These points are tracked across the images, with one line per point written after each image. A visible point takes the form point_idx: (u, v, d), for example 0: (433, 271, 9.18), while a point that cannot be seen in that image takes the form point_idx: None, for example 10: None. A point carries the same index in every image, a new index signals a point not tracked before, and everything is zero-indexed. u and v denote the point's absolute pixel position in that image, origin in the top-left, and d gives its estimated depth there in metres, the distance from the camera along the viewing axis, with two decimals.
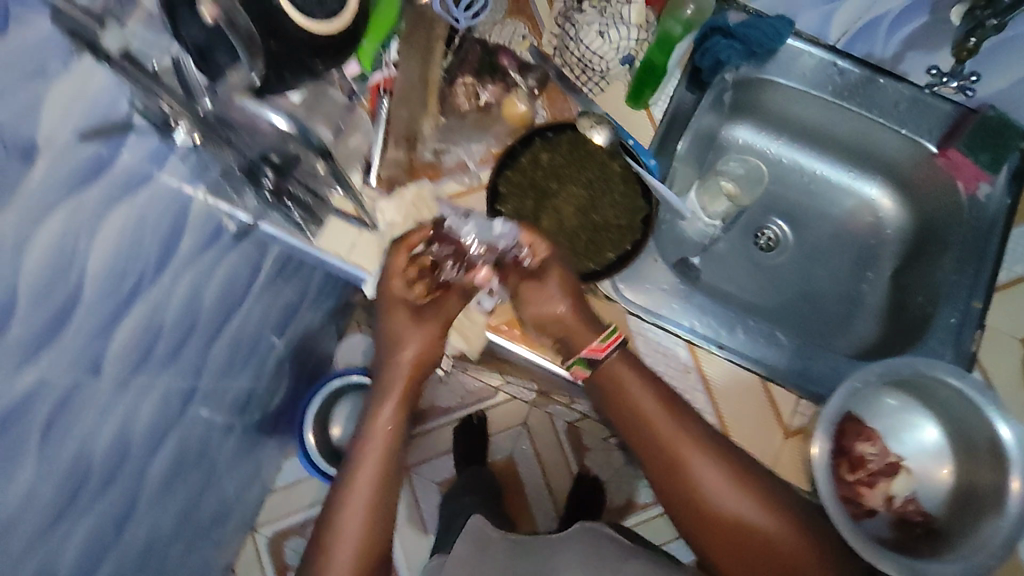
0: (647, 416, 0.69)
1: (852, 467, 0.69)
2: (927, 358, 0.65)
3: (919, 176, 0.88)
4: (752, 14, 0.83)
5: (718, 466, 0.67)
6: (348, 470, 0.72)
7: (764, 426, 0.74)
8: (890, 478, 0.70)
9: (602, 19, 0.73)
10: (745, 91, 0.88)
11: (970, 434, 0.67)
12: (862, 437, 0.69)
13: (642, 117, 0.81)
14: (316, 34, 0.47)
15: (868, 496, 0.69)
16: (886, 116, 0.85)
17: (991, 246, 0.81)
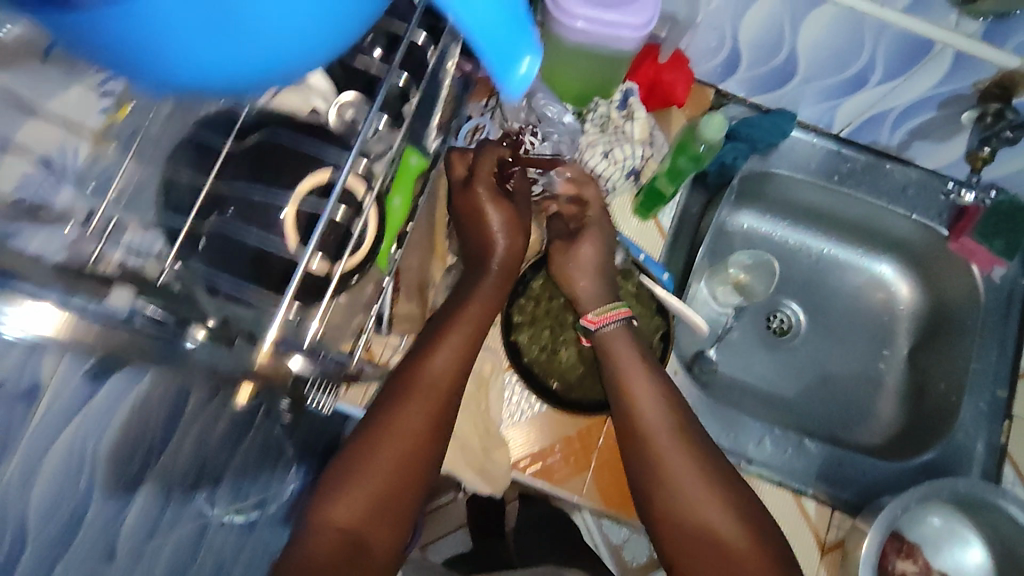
0: (630, 403, 0.66)
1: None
2: (968, 478, 0.64)
3: (930, 255, 0.87)
4: (756, 111, 0.84)
5: (689, 462, 0.63)
6: (389, 392, 0.59)
7: (800, 542, 0.73)
8: None
9: (605, 138, 0.74)
10: (749, 185, 0.87)
11: (1013, 550, 0.66)
12: (903, 553, 0.68)
13: (652, 228, 0.79)
14: (348, 268, 0.42)
15: None
16: (898, 205, 0.84)
17: (1009, 332, 0.80)
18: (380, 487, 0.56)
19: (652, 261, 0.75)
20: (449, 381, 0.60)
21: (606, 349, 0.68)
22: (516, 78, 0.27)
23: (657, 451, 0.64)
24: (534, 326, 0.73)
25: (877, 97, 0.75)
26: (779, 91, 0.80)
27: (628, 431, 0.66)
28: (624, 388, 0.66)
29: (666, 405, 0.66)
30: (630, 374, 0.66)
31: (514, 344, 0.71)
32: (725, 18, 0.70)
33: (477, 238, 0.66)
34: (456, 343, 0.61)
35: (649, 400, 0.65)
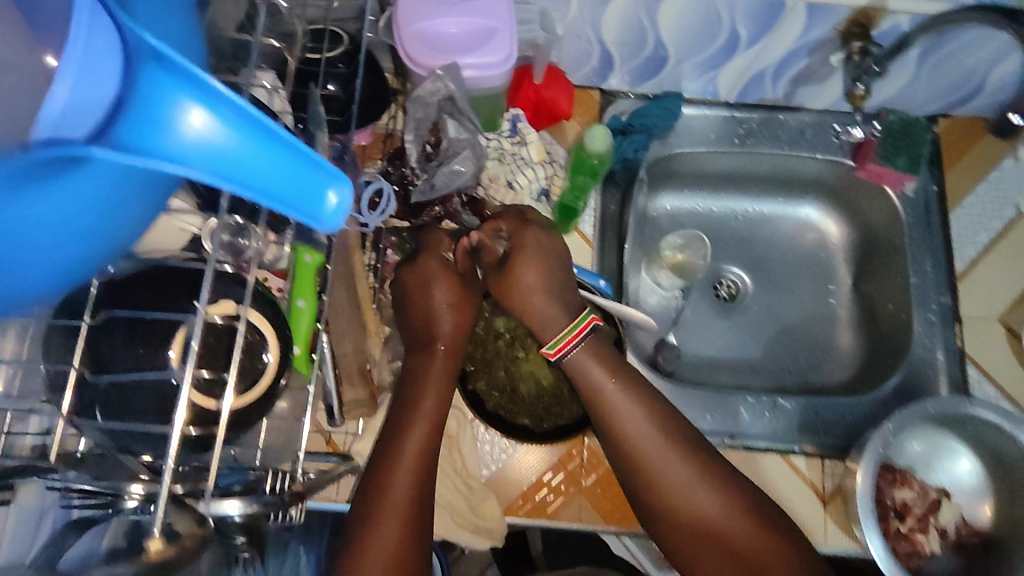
0: (615, 425, 0.64)
1: (898, 515, 0.67)
2: (933, 394, 0.65)
3: (845, 186, 0.89)
4: (646, 99, 0.86)
5: (685, 467, 0.63)
6: (375, 480, 0.58)
7: (805, 500, 0.72)
8: (935, 511, 0.68)
9: (506, 168, 0.75)
10: (657, 169, 0.88)
11: (996, 451, 0.66)
12: (897, 482, 0.68)
13: (578, 239, 0.82)
14: (243, 404, 0.41)
15: (925, 542, 0.67)
16: (801, 149, 0.86)
17: (937, 239, 0.81)
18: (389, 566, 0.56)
19: (589, 272, 0.77)
20: (424, 463, 0.60)
21: (579, 371, 0.64)
22: (330, 213, 0.28)
23: (649, 460, 0.63)
24: (487, 370, 0.72)
25: (749, 61, 0.78)
26: (658, 77, 0.83)
27: (617, 446, 0.64)
28: (602, 407, 0.64)
29: (649, 415, 0.64)
30: (608, 392, 0.64)
31: (473, 392, 0.71)
32: (586, 23, 0.72)
33: (426, 311, 0.66)
34: (433, 402, 0.62)
35: (633, 414, 0.63)
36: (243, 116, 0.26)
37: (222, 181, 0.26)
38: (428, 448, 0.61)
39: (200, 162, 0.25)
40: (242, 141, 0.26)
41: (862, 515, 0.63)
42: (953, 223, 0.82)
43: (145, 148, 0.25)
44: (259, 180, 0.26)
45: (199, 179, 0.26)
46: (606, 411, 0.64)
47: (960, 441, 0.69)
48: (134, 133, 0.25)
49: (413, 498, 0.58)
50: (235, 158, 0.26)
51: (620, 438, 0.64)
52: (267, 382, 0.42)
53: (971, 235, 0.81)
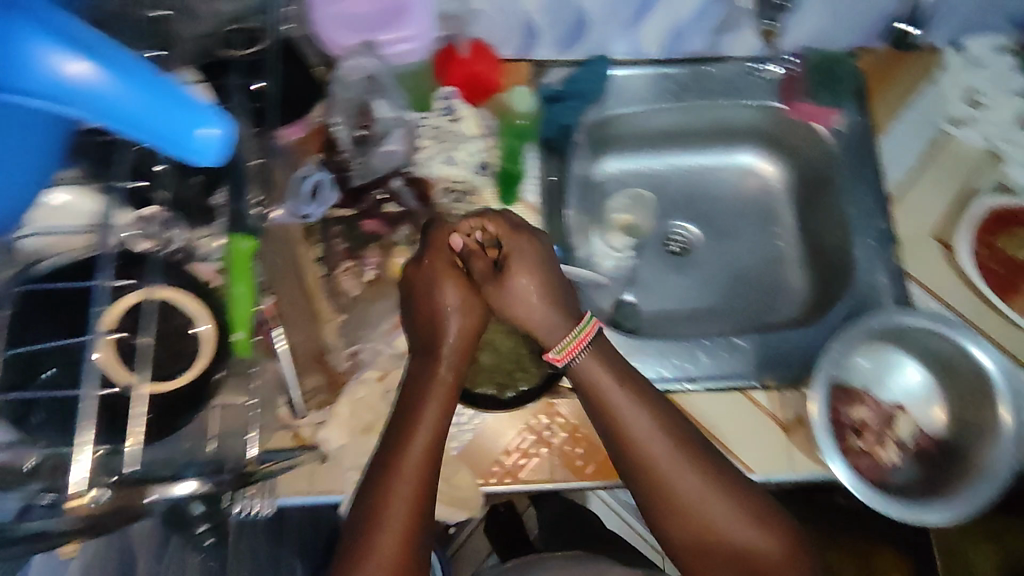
0: (625, 435, 0.63)
1: (855, 431, 0.69)
2: (871, 309, 0.68)
3: (779, 129, 0.90)
4: (573, 65, 0.85)
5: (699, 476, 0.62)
6: (371, 493, 0.59)
7: (762, 431, 0.72)
8: (891, 426, 0.71)
9: (442, 147, 0.76)
10: (596, 133, 0.89)
11: (936, 356, 0.69)
12: (851, 401, 0.71)
13: (522, 210, 0.80)
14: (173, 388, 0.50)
15: (883, 454, 0.69)
16: (733, 97, 0.87)
17: (869, 166, 0.83)
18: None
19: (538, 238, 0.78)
20: (421, 485, 0.60)
21: (583, 378, 0.65)
22: (207, 146, 0.36)
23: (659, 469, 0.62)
24: None
25: (668, 11, 0.81)
26: (584, 40, 0.84)
27: (622, 454, 0.63)
28: (611, 416, 0.64)
29: (659, 424, 0.63)
30: (617, 401, 0.64)
31: None
32: None
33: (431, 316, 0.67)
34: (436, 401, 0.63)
35: (642, 425, 0.63)
36: (134, 70, 0.33)
37: (110, 119, 0.34)
38: (426, 470, 0.60)
39: (87, 102, 0.33)
40: (126, 87, 0.33)
41: (822, 437, 0.65)
42: (881, 150, 0.84)
43: (21, 84, 0.33)
44: (138, 118, 0.34)
45: (90, 117, 0.34)
46: (615, 420, 0.64)
47: (905, 353, 0.72)
48: (28, 79, 0.32)
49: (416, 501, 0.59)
50: (118, 102, 0.33)
51: (630, 449, 0.63)
52: (195, 373, 0.51)
53: (900, 158, 0.83)
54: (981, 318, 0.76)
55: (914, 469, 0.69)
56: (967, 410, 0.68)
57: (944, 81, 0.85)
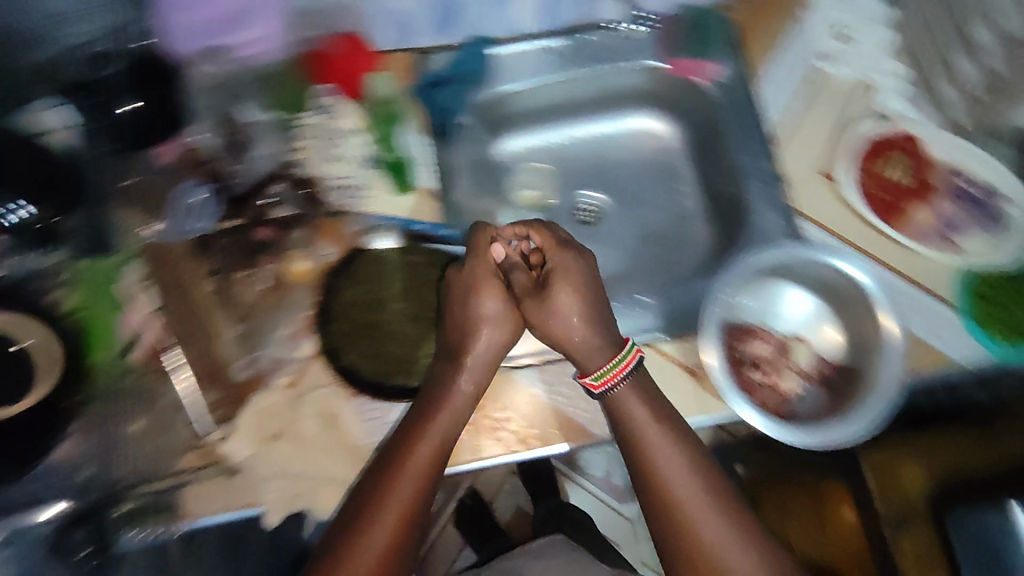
0: (654, 469, 0.64)
1: (756, 366, 0.72)
2: (752, 247, 0.72)
3: (665, 87, 0.91)
4: (453, 49, 0.84)
5: (724, 530, 0.62)
6: (362, 501, 0.63)
7: (679, 381, 0.71)
8: (790, 356, 0.73)
9: (324, 144, 0.76)
10: (490, 116, 0.88)
11: (823, 285, 0.72)
12: (750, 339, 0.73)
13: (419, 197, 0.78)
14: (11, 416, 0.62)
15: (783, 383, 0.71)
16: (614, 61, 0.88)
17: (750, 110, 0.85)
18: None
19: (436, 223, 0.77)
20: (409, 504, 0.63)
21: (617, 409, 0.66)
22: None
23: (684, 505, 0.63)
24: (355, 342, 0.72)
25: None
26: (460, 24, 0.83)
27: (644, 479, 0.65)
28: (641, 452, 0.65)
29: (696, 470, 0.64)
30: (650, 435, 0.65)
31: (344, 364, 0.71)
32: None
33: (464, 328, 0.71)
34: (442, 421, 0.65)
35: (678, 467, 0.64)
36: None
37: None
38: (417, 494, 0.63)
39: None
40: None
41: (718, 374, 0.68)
42: (760, 93, 0.86)
43: None
44: None
45: None
46: (645, 453, 0.65)
47: (791, 283, 0.74)
48: None
49: (396, 528, 0.62)
50: None
51: (658, 483, 0.64)
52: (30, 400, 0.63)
53: (779, 101, 0.85)
54: (873, 243, 0.79)
55: (818, 396, 0.71)
56: (859, 332, 0.70)
57: (811, 21, 0.87)
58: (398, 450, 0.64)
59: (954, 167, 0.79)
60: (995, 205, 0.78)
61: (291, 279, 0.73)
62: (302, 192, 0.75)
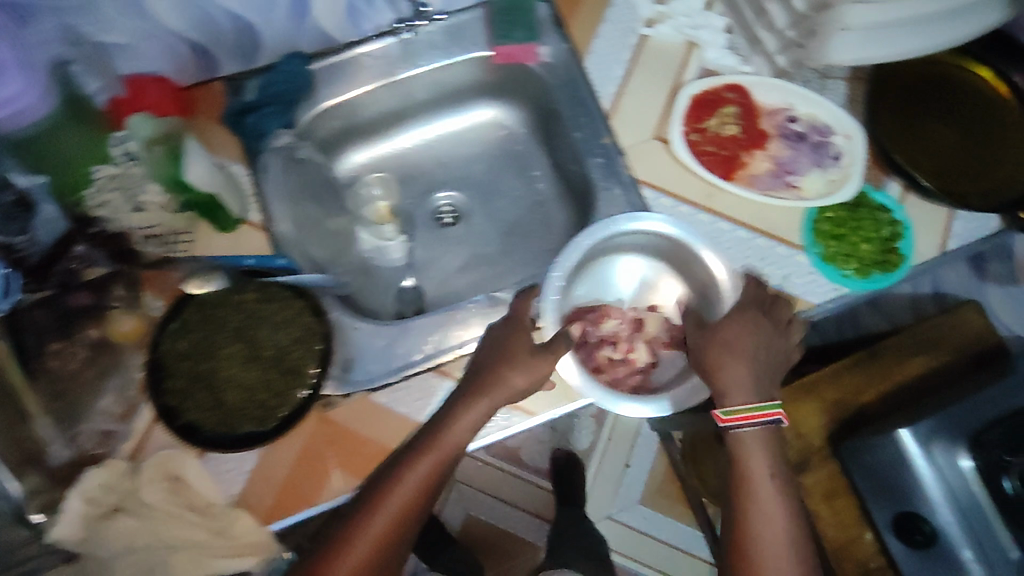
0: (749, 496, 0.63)
1: (607, 342, 0.74)
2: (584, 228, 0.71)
3: (501, 75, 0.87)
4: (262, 70, 0.78)
5: (779, 531, 0.62)
6: (368, 497, 0.64)
7: None
8: (642, 329, 0.76)
9: (125, 194, 0.70)
10: (318, 134, 0.83)
11: (660, 248, 0.74)
12: (598, 317, 0.75)
13: (248, 231, 0.76)
14: None
15: (636, 357, 0.74)
16: (438, 58, 0.83)
17: (581, 88, 0.81)
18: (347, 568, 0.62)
19: (265, 255, 0.75)
20: (403, 509, 0.64)
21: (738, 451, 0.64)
22: None
23: (750, 498, 0.63)
24: (193, 395, 0.68)
25: None
26: (262, 43, 0.78)
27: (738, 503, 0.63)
28: (750, 491, 0.63)
29: (788, 506, 0.63)
30: (762, 481, 0.63)
31: (185, 422, 0.67)
32: (135, 18, 0.69)
33: (493, 370, 0.67)
34: (454, 441, 0.65)
35: (775, 504, 0.63)
36: None
37: None
38: (416, 497, 0.64)
39: None
40: None
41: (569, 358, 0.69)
42: (589, 69, 0.83)
43: None
44: None
45: None
46: (750, 489, 0.63)
47: (629, 255, 0.77)
48: None
49: (383, 540, 0.63)
50: None
51: (745, 511, 0.63)
52: None
53: (607, 73, 0.83)
54: (720, 200, 0.77)
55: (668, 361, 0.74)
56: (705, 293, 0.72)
57: None
58: (409, 453, 0.66)
59: (784, 110, 0.79)
60: (828, 144, 0.77)
61: (115, 342, 0.70)
62: (111, 250, 0.71)
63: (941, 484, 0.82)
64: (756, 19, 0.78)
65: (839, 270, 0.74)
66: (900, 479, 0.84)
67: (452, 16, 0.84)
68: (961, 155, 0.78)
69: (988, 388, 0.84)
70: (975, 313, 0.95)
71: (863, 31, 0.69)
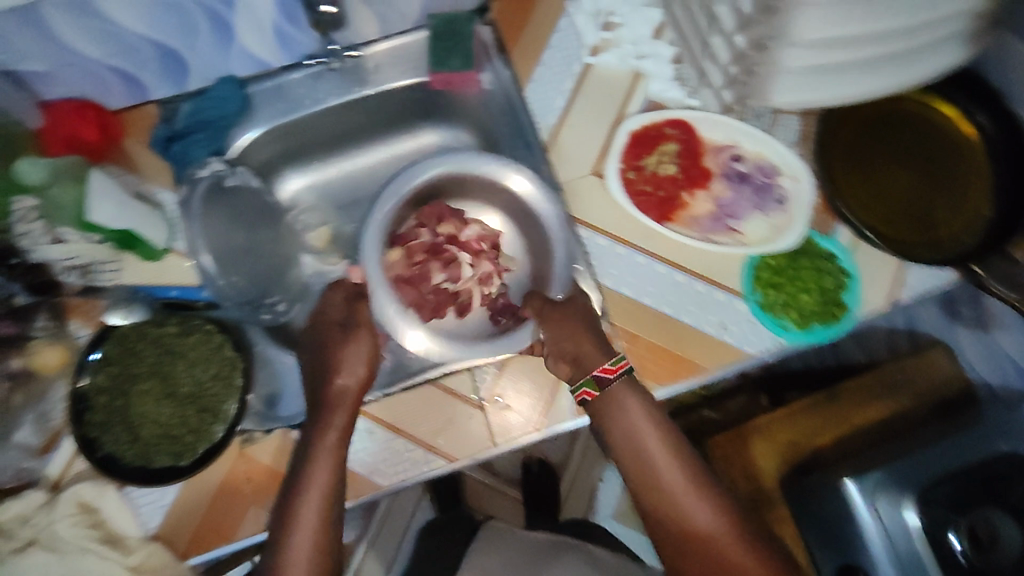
0: (636, 440, 0.67)
1: (449, 268, 0.82)
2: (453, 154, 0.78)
3: (446, 99, 0.85)
4: (196, 95, 0.78)
5: (661, 455, 0.66)
6: (299, 471, 0.65)
7: (454, 418, 0.72)
8: (490, 271, 0.83)
9: (39, 236, 0.68)
10: (256, 158, 0.82)
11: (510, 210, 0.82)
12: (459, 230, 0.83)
13: (175, 261, 0.76)
14: None
15: (465, 301, 0.82)
16: (381, 83, 0.81)
17: (522, 117, 0.80)
18: (314, 537, 0.63)
19: (188, 287, 0.74)
20: (333, 477, 0.65)
21: (614, 399, 0.68)
22: None
23: (638, 436, 0.67)
24: (112, 429, 0.68)
25: (255, 19, 0.72)
26: (195, 69, 0.77)
27: (614, 443, 0.69)
28: (633, 433, 0.67)
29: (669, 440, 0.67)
30: (642, 429, 0.67)
31: (105, 454, 0.67)
32: (55, 49, 0.67)
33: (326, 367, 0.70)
34: (339, 425, 0.67)
35: (654, 437, 0.67)
36: None
37: None
38: (337, 457, 0.65)
39: None
40: None
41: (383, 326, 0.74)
42: (528, 98, 0.81)
43: None
44: None
45: None
46: (633, 432, 0.67)
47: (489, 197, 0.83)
48: None
49: (327, 511, 0.64)
50: None
51: (638, 456, 0.67)
52: None
53: (549, 104, 0.81)
54: (651, 240, 0.76)
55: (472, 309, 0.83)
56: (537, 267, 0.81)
57: (575, 12, 0.83)
58: (314, 425, 0.67)
59: (725, 146, 0.77)
60: (772, 186, 0.75)
61: (36, 373, 0.70)
62: (33, 279, 0.71)
63: (882, 534, 0.77)
64: (702, 50, 0.76)
65: (777, 320, 0.72)
66: (844, 530, 0.79)
67: (394, 38, 0.81)
68: (918, 201, 0.75)
69: (941, 440, 0.79)
70: (945, 357, 0.90)
71: (797, 73, 0.67)
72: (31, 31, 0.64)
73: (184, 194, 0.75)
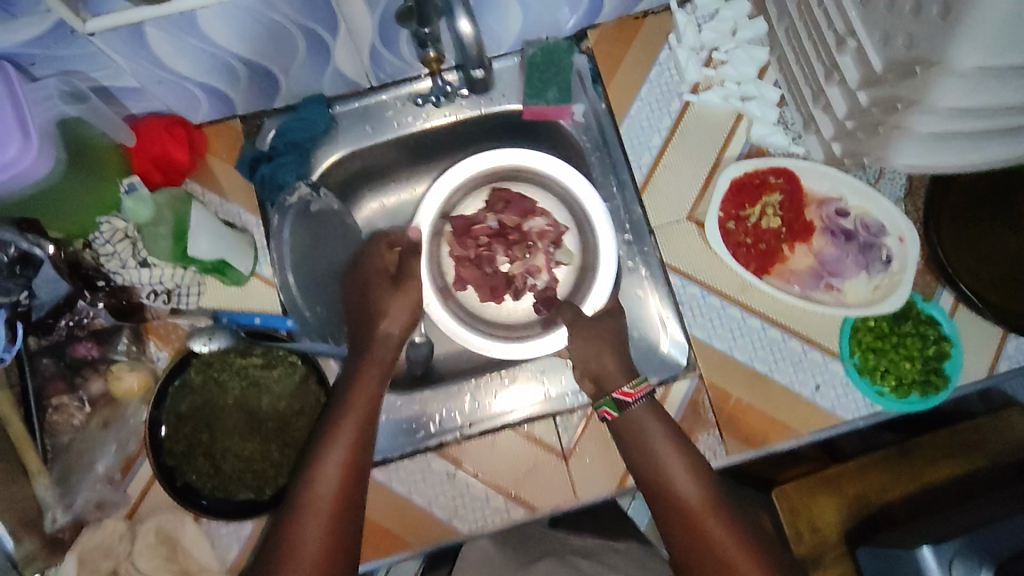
0: (653, 454, 0.66)
1: (511, 251, 0.83)
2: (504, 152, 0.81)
3: (534, 127, 0.81)
4: (283, 113, 0.76)
5: (675, 465, 0.65)
6: (316, 444, 0.63)
7: (535, 465, 0.71)
8: (545, 260, 0.83)
9: (129, 261, 0.69)
10: (336, 179, 0.80)
11: (571, 207, 0.83)
12: (523, 217, 0.83)
13: (258, 285, 0.73)
14: None
15: (517, 283, 0.83)
16: (470, 109, 0.79)
17: (616, 153, 0.78)
18: (321, 508, 0.60)
19: (272, 315, 0.72)
20: (351, 454, 0.62)
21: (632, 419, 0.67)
22: None
23: (653, 448, 0.66)
24: (192, 461, 0.67)
25: (353, 43, 0.69)
26: (283, 89, 0.74)
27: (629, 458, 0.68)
28: (653, 451, 0.66)
29: (680, 446, 0.66)
30: (658, 441, 0.66)
31: (187, 484, 0.66)
32: (149, 68, 0.63)
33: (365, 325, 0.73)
34: (363, 399, 0.66)
35: (667, 446, 0.66)
36: None
37: None
38: (356, 434, 0.63)
39: None
40: None
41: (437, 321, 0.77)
42: (625, 136, 0.78)
43: None
44: None
45: None
46: (651, 449, 0.66)
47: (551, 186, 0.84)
48: None
49: (343, 493, 0.61)
50: None
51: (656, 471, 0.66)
52: None
53: (645, 141, 0.78)
54: (745, 292, 0.74)
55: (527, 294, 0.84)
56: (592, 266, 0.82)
57: (677, 43, 0.78)
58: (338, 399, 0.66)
59: (828, 199, 0.74)
60: (878, 246, 0.73)
61: (118, 397, 0.68)
62: (116, 302, 0.68)
63: None
64: (813, 99, 0.73)
65: (873, 386, 0.71)
66: None
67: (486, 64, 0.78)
68: None
69: None
70: None
71: (925, 139, 0.63)
72: (131, 56, 0.61)
73: (274, 221, 0.75)
